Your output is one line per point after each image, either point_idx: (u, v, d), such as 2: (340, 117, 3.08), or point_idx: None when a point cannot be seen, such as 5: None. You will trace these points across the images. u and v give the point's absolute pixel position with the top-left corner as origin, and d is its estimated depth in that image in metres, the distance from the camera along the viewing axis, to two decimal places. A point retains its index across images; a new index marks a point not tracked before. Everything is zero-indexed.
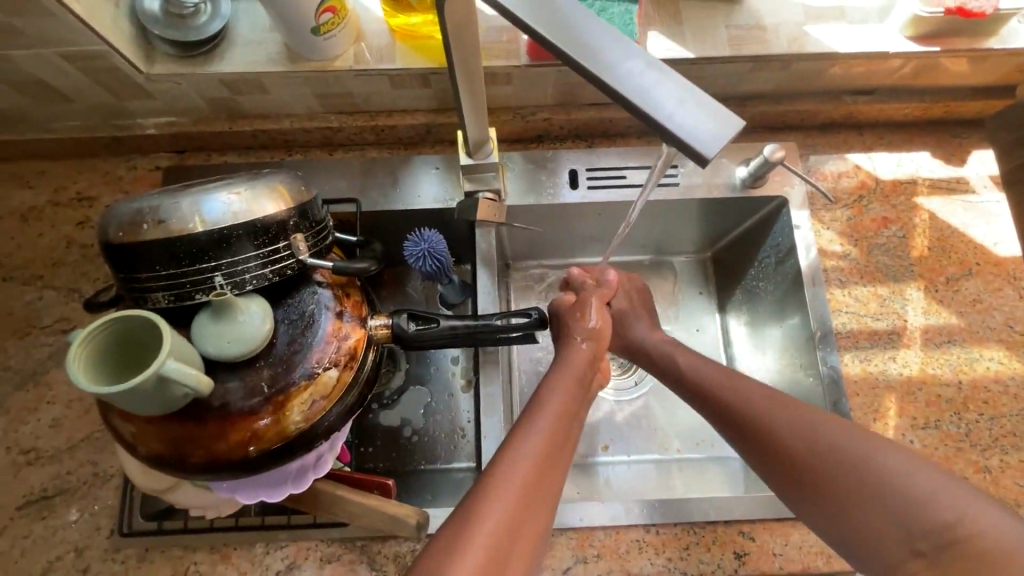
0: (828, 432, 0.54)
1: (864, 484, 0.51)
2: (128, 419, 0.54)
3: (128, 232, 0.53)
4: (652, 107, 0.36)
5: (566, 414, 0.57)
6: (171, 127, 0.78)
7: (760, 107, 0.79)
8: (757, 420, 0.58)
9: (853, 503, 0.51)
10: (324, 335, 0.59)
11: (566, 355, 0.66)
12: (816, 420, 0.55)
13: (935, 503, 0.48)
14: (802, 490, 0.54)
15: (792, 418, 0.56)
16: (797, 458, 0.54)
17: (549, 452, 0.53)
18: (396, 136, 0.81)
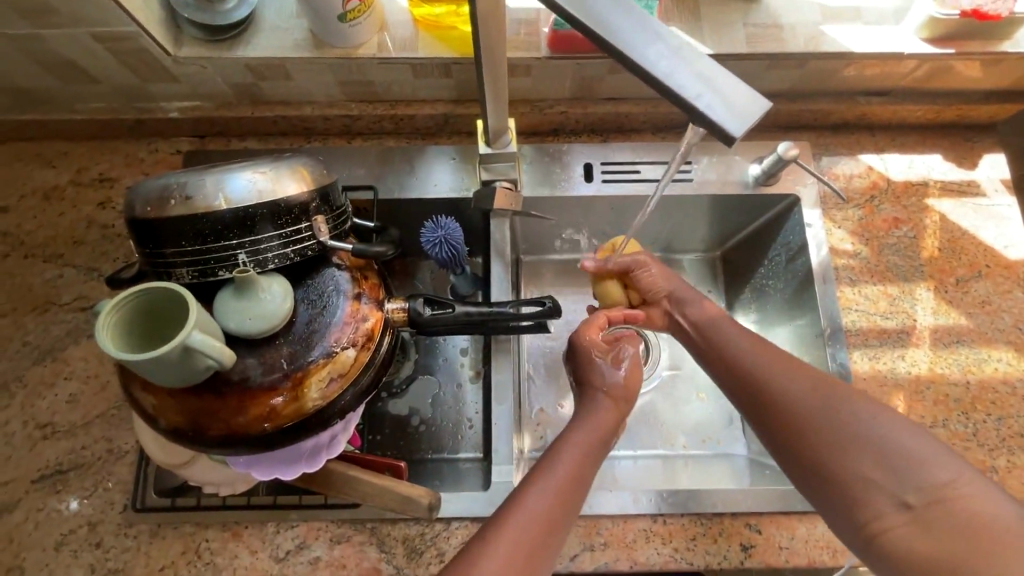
0: (829, 393, 0.56)
1: (859, 441, 0.53)
2: (149, 392, 0.55)
3: (155, 207, 0.55)
4: (685, 89, 0.37)
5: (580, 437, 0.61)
6: (194, 111, 0.80)
7: (775, 106, 0.80)
8: (757, 378, 0.60)
9: (844, 456, 0.53)
10: (342, 316, 0.60)
11: (595, 415, 0.63)
12: (818, 381, 0.58)
13: (925, 465, 0.50)
14: (795, 441, 0.56)
15: (797, 377, 0.59)
16: (796, 413, 0.56)
17: (569, 475, 0.57)
18: (414, 125, 0.83)
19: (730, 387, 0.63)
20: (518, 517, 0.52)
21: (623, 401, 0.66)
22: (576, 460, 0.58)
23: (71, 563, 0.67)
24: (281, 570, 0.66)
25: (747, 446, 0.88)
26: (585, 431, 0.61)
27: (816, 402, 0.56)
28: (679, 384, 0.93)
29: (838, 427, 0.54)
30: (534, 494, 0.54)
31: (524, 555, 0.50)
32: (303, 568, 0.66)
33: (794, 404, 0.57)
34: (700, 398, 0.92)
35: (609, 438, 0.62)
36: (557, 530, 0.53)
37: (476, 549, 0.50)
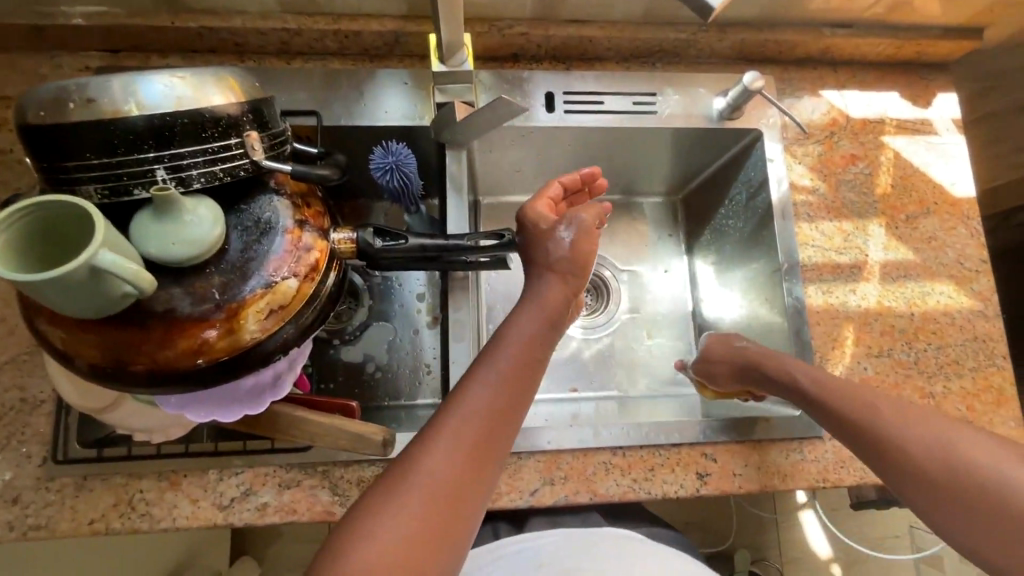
0: (968, 448, 0.55)
1: (1011, 504, 0.51)
2: (57, 324, 0.49)
3: (51, 112, 0.47)
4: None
5: (529, 355, 0.55)
6: (102, 19, 0.70)
7: (742, 35, 0.78)
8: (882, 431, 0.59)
9: (995, 521, 0.51)
10: (282, 245, 0.55)
11: (541, 291, 0.61)
12: (948, 433, 0.56)
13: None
14: (933, 499, 0.55)
15: (927, 430, 0.57)
16: (927, 467, 0.55)
17: (507, 404, 0.52)
18: (361, 45, 0.76)
19: (847, 435, 0.62)
20: (464, 409, 0.50)
21: (573, 275, 0.63)
22: (524, 340, 0.56)
23: None
24: (226, 517, 0.63)
25: None
26: (532, 311, 0.59)
27: (952, 456, 0.55)
28: (640, 327, 0.92)
29: (984, 485, 0.52)
30: (476, 387, 0.52)
31: (470, 450, 0.49)
32: (250, 515, 0.63)
33: (926, 456, 0.56)
34: (659, 339, 0.92)
35: (556, 312, 0.60)
36: (506, 419, 0.51)
37: (419, 446, 0.49)
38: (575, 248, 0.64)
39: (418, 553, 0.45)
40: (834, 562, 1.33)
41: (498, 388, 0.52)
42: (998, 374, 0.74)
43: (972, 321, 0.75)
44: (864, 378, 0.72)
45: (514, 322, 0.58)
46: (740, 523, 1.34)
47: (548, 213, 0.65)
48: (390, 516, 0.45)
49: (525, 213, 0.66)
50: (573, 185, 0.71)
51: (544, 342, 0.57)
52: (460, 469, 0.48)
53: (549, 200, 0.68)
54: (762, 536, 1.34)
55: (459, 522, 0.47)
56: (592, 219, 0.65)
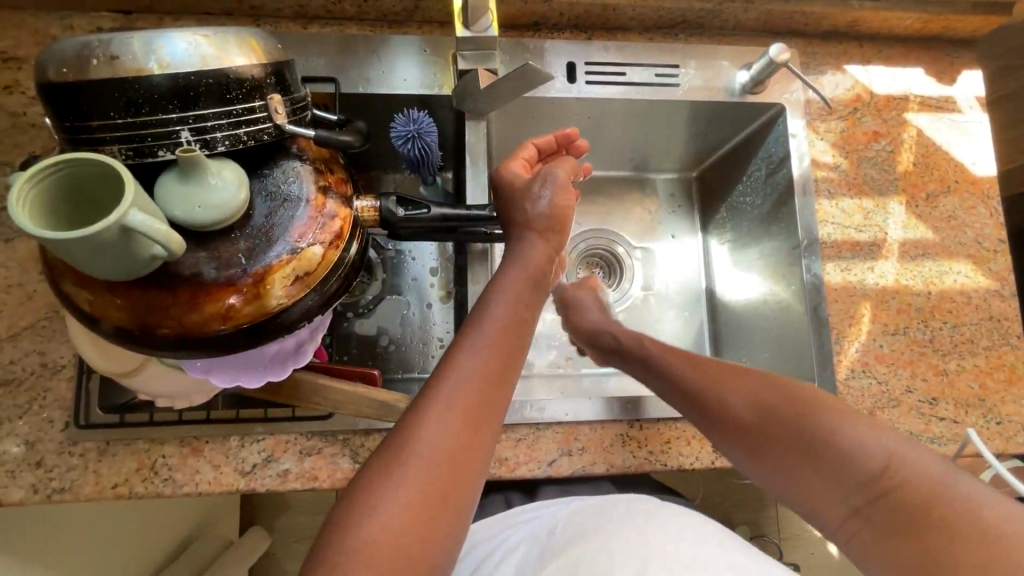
0: (773, 394, 0.56)
1: (805, 439, 0.52)
2: (85, 286, 0.49)
3: (74, 69, 0.46)
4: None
5: (515, 320, 0.56)
6: None
7: (767, 6, 0.76)
8: (706, 399, 0.61)
9: (803, 462, 0.52)
10: (306, 211, 0.54)
11: (525, 252, 0.62)
12: (757, 386, 0.58)
13: (860, 450, 0.49)
14: (779, 462, 0.53)
15: (742, 387, 0.59)
16: (747, 424, 0.56)
17: (500, 369, 0.52)
18: (380, 11, 0.74)
19: (682, 406, 0.64)
20: (457, 375, 0.50)
21: (552, 230, 0.65)
22: (513, 308, 0.56)
23: (7, 484, 0.61)
24: (248, 483, 0.63)
25: None
26: (512, 280, 0.59)
27: (766, 404, 0.56)
28: (654, 305, 0.92)
29: (789, 427, 0.53)
30: (466, 354, 0.52)
31: (462, 419, 0.49)
32: (272, 481, 0.64)
33: (741, 415, 0.57)
34: (673, 318, 0.92)
35: (540, 272, 0.61)
36: (500, 383, 0.51)
37: (413, 416, 0.49)
38: (552, 198, 0.66)
39: (426, 518, 0.45)
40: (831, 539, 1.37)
41: (488, 354, 0.52)
42: (1011, 353, 0.74)
43: (988, 300, 0.76)
44: (879, 355, 0.73)
45: (498, 288, 0.58)
46: (741, 497, 1.38)
47: (522, 173, 0.67)
48: (394, 484, 0.46)
49: (502, 174, 0.68)
50: (549, 149, 0.72)
51: (529, 308, 0.58)
52: (457, 435, 0.48)
53: (524, 160, 0.69)
54: (763, 512, 1.37)
55: (460, 486, 0.47)
56: (567, 172, 0.68)
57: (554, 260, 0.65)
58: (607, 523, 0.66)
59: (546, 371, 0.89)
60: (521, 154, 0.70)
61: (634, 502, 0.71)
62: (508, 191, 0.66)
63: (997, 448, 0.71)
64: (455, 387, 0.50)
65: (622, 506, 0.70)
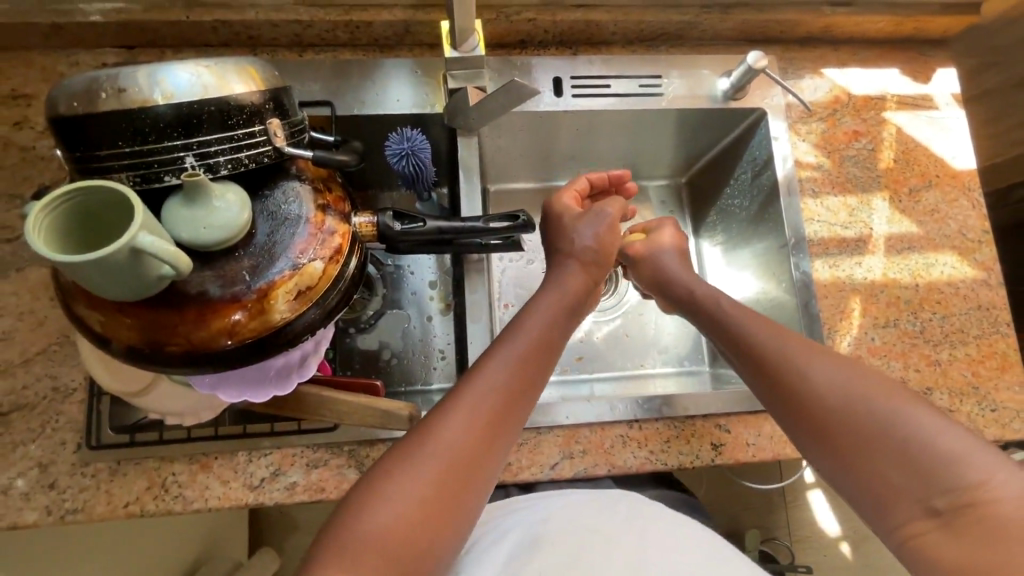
0: (868, 382, 0.53)
1: (887, 433, 0.50)
2: (96, 308, 0.51)
3: (84, 102, 0.48)
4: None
5: (542, 343, 0.58)
6: (118, 15, 0.71)
7: (744, 16, 0.79)
8: (787, 371, 0.57)
9: (881, 457, 0.49)
10: (307, 228, 0.56)
11: (562, 278, 0.65)
12: (851, 369, 0.54)
13: (950, 456, 0.47)
14: (843, 446, 0.52)
15: (835, 368, 0.55)
16: (828, 403, 0.53)
17: (521, 388, 0.54)
18: (371, 36, 0.77)
19: (754, 377, 0.61)
20: (476, 392, 0.52)
21: (595, 264, 0.68)
22: (540, 332, 0.59)
23: (23, 506, 0.62)
24: (256, 497, 0.65)
25: (713, 363, 0.95)
26: (548, 308, 0.62)
27: (848, 391, 0.53)
28: (648, 306, 0.98)
29: (879, 419, 0.50)
30: (493, 369, 0.54)
31: (480, 430, 0.51)
32: (280, 494, 0.65)
33: (827, 395, 0.54)
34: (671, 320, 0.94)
35: (575, 301, 0.64)
36: (520, 402, 0.54)
37: (432, 423, 0.51)
38: (600, 234, 0.68)
39: (429, 521, 0.47)
40: (844, 540, 1.36)
41: (512, 373, 0.54)
42: (1002, 341, 0.76)
43: (975, 290, 0.77)
44: (871, 348, 0.74)
45: (530, 314, 0.61)
46: (750, 500, 1.38)
47: (573, 205, 0.72)
48: (403, 484, 0.47)
49: (553, 205, 0.73)
50: (600, 186, 0.78)
51: (557, 333, 0.61)
52: (473, 446, 0.50)
53: (575, 194, 0.74)
54: (771, 514, 1.37)
55: (468, 494, 0.49)
56: (616, 212, 0.70)
57: (595, 290, 0.68)
58: (619, 526, 0.63)
59: None
60: (574, 186, 0.75)
61: (642, 504, 0.68)
62: (557, 223, 0.71)
63: (995, 435, 0.72)
64: (477, 400, 0.52)
65: (633, 509, 0.67)
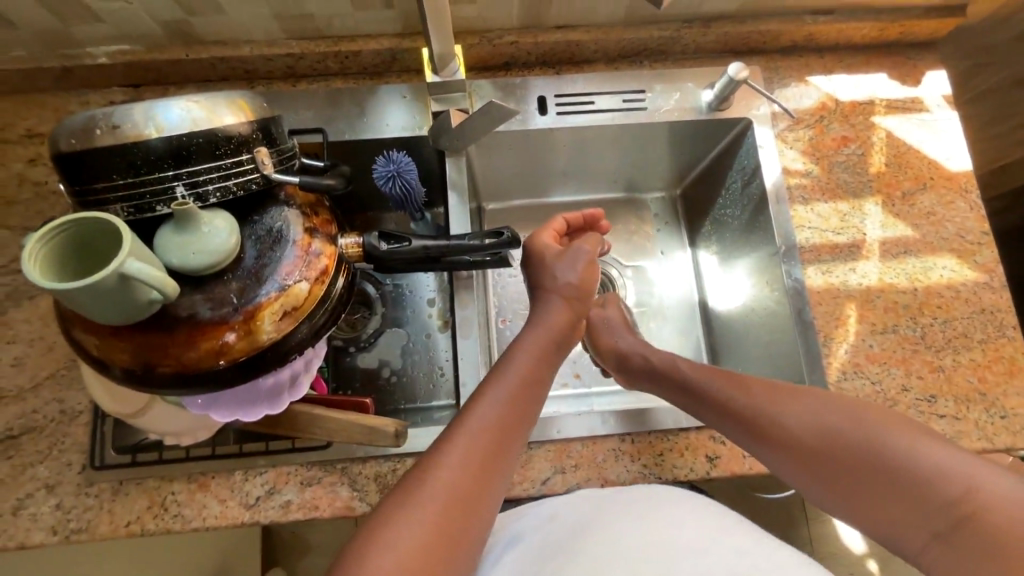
0: (836, 419, 0.57)
1: (872, 462, 0.53)
2: (92, 332, 0.53)
3: (81, 139, 0.51)
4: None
5: (531, 376, 0.60)
6: (124, 56, 0.75)
7: (723, 29, 0.80)
8: (758, 421, 0.61)
9: (871, 490, 0.53)
10: (293, 251, 0.58)
11: (547, 315, 0.67)
12: (821, 406, 0.59)
13: (937, 472, 0.50)
14: (837, 482, 0.55)
15: (802, 411, 0.59)
16: (806, 446, 0.57)
17: (510, 422, 0.56)
18: (361, 65, 0.80)
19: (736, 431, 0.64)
20: (467, 430, 0.54)
21: (577, 299, 0.69)
22: (528, 368, 0.61)
23: (30, 526, 0.64)
24: (252, 516, 0.66)
25: None
26: (532, 343, 0.63)
27: (824, 426, 0.57)
28: None
29: (858, 452, 0.54)
30: (484, 406, 0.56)
31: (472, 467, 0.52)
32: (275, 512, 0.66)
33: (803, 438, 0.58)
34: (669, 332, 0.94)
35: (561, 335, 0.66)
36: (509, 437, 0.56)
37: (427, 462, 0.53)
38: (581, 273, 0.70)
39: (427, 559, 0.48)
40: (870, 557, 1.30)
41: (503, 409, 0.56)
42: (1009, 345, 0.73)
43: (978, 293, 0.75)
44: (869, 355, 0.73)
45: (515, 351, 0.62)
46: (767, 517, 1.34)
47: (552, 243, 0.73)
48: (411, 521, 0.49)
49: (533, 243, 0.74)
50: (577, 224, 0.79)
51: (546, 368, 0.62)
52: (466, 483, 0.52)
53: (553, 232, 0.75)
54: (793, 531, 1.33)
55: (464, 531, 0.50)
56: (594, 248, 0.71)
57: (579, 325, 0.69)
58: (618, 519, 0.61)
59: None
60: (551, 226, 0.76)
61: (649, 493, 0.65)
62: (537, 263, 0.72)
63: (1007, 443, 0.69)
64: (467, 438, 0.54)
65: (636, 495, 0.64)
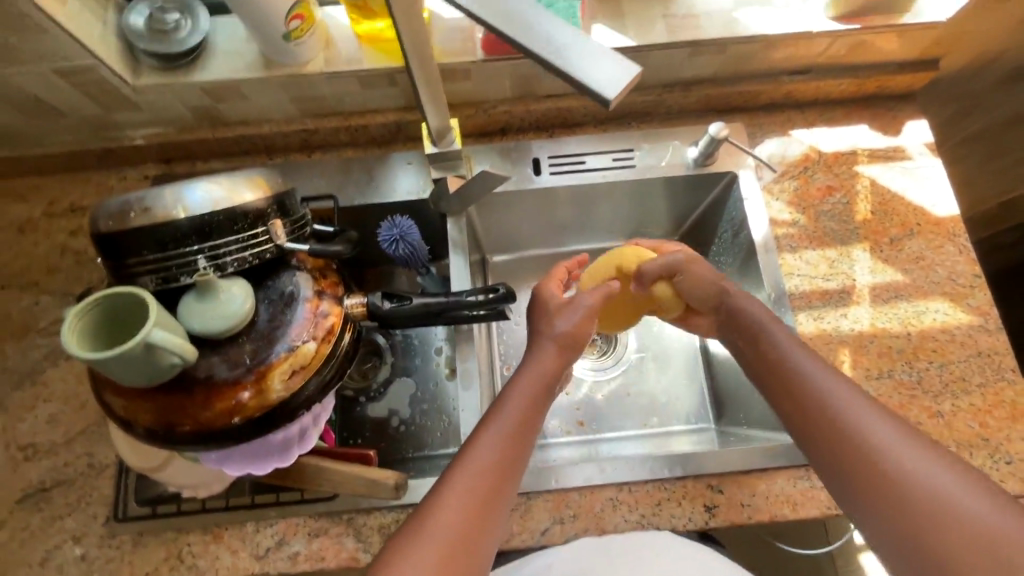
0: (914, 449, 0.54)
1: (937, 501, 0.51)
2: (120, 394, 0.58)
3: (117, 220, 0.58)
4: (561, 61, 0.40)
5: (525, 414, 0.63)
6: (159, 137, 0.84)
7: (705, 90, 0.85)
8: (837, 417, 0.57)
9: (897, 508, 0.52)
10: (303, 313, 0.63)
11: (540, 356, 0.67)
12: (902, 430, 0.55)
13: (1005, 534, 0.48)
14: (889, 505, 0.52)
15: (886, 425, 0.56)
16: (877, 461, 0.54)
17: (507, 462, 0.59)
18: (369, 136, 0.87)
19: (803, 420, 0.59)
20: (466, 473, 0.58)
21: (572, 349, 0.69)
22: (523, 407, 0.63)
23: None
24: (262, 566, 0.68)
25: (719, 421, 0.94)
26: (529, 378, 0.65)
27: (902, 452, 0.54)
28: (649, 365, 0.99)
29: (890, 464, 0.53)
30: (482, 448, 0.59)
31: (472, 506, 0.56)
32: (284, 563, 0.68)
33: (879, 451, 0.54)
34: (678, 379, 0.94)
35: (556, 374, 0.67)
36: (506, 476, 0.59)
37: (430, 503, 0.56)
38: (576, 324, 0.69)
39: None
40: None
41: (500, 450, 0.59)
42: (1009, 389, 0.73)
43: (973, 336, 0.76)
44: None
45: (513, 392, 0.64)
46: (789, 565, 1.30)
47: (555, 295, 0.73)
48: (418, 560, 0.52)
49: (538, 292, 0.74)
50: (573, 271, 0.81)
51: (541, 404, 0.65)
52: (466, 522, 0.55)
53: (558, 282, 0.76)
54: None
55: (467, 566, 0.54)
56: (597, 302, 0.70)
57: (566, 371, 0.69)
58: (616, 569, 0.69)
59: (549, 440, 0.93)
60: (557, 275, 0.78)
61: (653, 542, 0.69)
62: (539, 311, 0.72)
63: (1013, 490, 0.68)
64: (468, 479, 0.57)
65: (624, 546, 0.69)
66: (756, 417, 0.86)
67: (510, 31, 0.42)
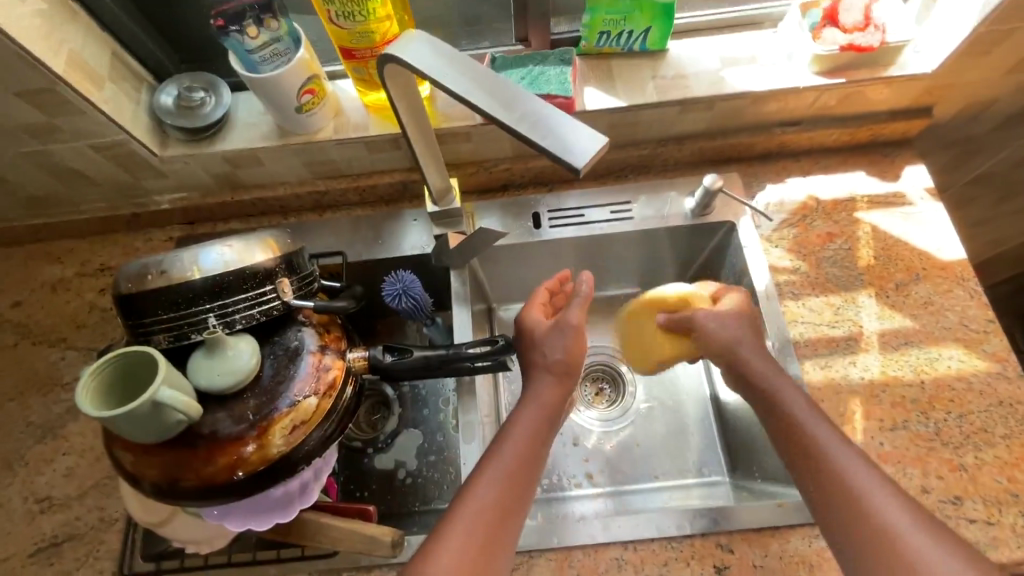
0: (927, 534, 0.52)
1: None
2: (129, 450, 0.60)
3: (136, 282, 0.61)
4: (537, 132, 0.43)
5: (526, 452, 0.63)
6: (183, 201, 0.90)
7: (698, 144, 0.88)
8: (852, 490, 0.56)
9: None
10: (306, 368, 0.65)
11: (538, 392, 0.68)
12: (917, 513, 0.54)
13: None
14: None
15: (900, 506, 0.54)
16: (888, 540, 0.52)
17: (510, 502, 0.59)
18: (377, 194, 0.92)
19: (817, 488, 0.58)
20: (468, 513, 0.58)
21: (568, 375, 0.69)
22: (524, 445, 0.63)
23: None
24: None
25: (733, 475, 0.91)
26: (527, 416, 0.66)
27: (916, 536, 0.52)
28: (659, 414, 0.96)
29: (898, 547, 0.52)
30: (483, 487, 0.60)
31: (476, 546, 0.56)
32: None
33: (889, 530, 0.53)
34: None
35: (555, 411, 0.67)
36: (509, 517, 0.59)
37: (433, 543, 0.56)
38: (569, 350, 0.70)
39: None
40: None
41: (501, 489, 0.60)
42: None
43: (992, 384, 0.73)
44: (882, 454, 0.70)
45: (512, 428, 0.65)
46: None
47: (540, 320, 0.73)
48: None
49: (521, 321, 0.75)
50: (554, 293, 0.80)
51: (542, 443, 0.65)
52: (470, 564, 0.55)
53: (540, 306, 0.76)
54: None
55: None
56: (581, 323, 0.69)
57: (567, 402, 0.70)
58: None
59: (557, 494, 0.90)
60: (537, 301, 0.77)
61: None
62: (528, 339, 0.72)
63: None
64: (470, 519, 0.57)
65: None
66: (769, 470, 0.83)
67: (496, 111, 0.46)
